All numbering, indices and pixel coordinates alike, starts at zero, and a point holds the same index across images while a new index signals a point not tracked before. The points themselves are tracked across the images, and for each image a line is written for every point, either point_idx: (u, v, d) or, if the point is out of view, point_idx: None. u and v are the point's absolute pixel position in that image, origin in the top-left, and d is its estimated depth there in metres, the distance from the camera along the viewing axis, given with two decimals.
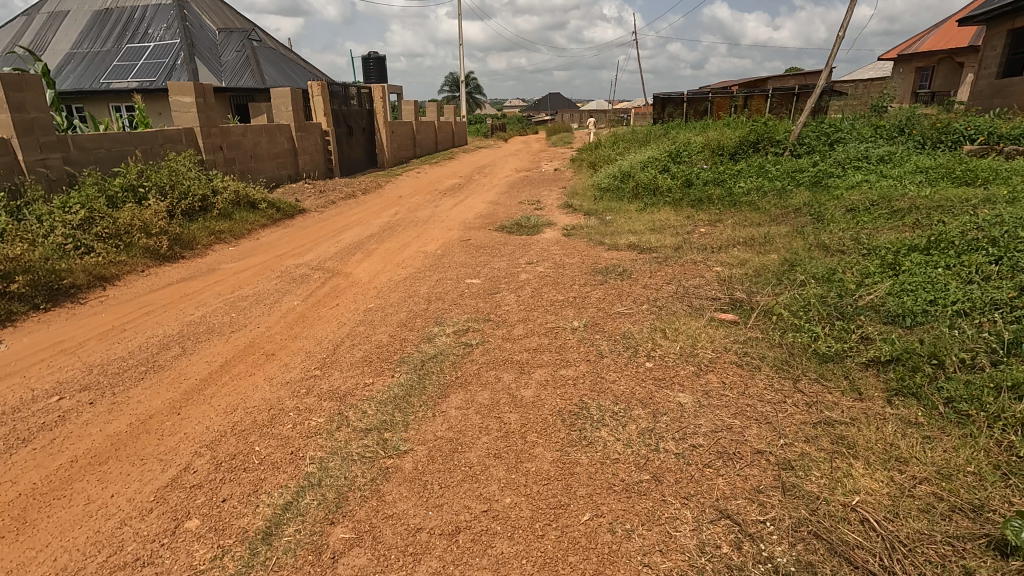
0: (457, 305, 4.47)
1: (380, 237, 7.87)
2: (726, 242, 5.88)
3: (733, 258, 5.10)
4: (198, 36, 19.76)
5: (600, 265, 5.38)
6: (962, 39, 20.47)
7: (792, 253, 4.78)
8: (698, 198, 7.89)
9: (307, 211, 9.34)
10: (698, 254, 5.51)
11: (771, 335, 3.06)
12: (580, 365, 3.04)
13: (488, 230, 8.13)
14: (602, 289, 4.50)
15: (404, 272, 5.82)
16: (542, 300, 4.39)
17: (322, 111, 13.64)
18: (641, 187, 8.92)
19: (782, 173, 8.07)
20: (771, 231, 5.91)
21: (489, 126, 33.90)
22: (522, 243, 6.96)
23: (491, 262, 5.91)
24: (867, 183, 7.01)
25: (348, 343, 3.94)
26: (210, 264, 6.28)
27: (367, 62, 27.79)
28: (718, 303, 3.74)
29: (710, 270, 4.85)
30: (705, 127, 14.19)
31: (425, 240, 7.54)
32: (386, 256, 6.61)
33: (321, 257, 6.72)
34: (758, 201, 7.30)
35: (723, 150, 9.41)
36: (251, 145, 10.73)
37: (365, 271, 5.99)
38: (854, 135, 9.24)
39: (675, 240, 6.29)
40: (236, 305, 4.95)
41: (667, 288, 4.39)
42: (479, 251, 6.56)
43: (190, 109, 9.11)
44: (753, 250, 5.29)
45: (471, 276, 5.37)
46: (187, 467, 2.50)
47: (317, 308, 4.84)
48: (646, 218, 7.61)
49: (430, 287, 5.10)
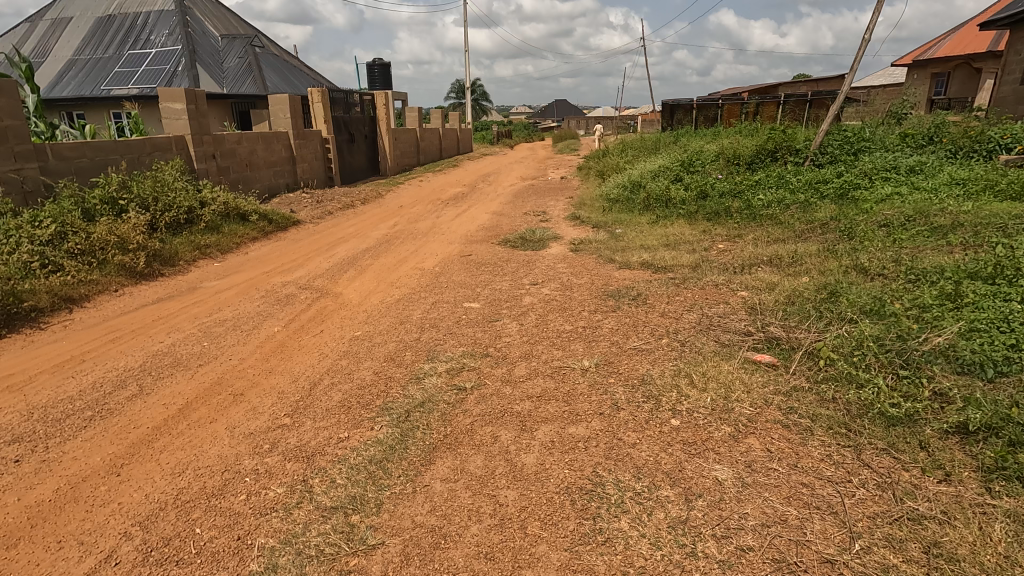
0: (453, 336, 4.00)
1: (376, 251, 7.44)
2: (749, 262, 5.40)
3: (760, 281, 4.61)
4: (200, 42, 19.52)
5: (611, 287, 4.91)
6: (980, 44, 19.89)
7: (827, 278, 4.29)
8: (715, 210, 7.41)
9: (302, 222, 8.93)
10: (719, 275, 5.03)
11: (821, 386, 2.57)
12: (591, 421, 2.56)
13: (491, 244, 7.68)
14: (615, 318, 4.03)
15: (398, 293, 5.37)
16: (548, 330, 3.93)
17: (322, 118, 13.26)
18: (652, 199, 8.45)
19: (804, 184, 7.58)
20: (798, 250, 5.42)
21: (495, 133, 33.56)
22: (527, 259, 6.51)
23: (493, 282, 5.45)
24: (898, 196, 6.51)
25: (327, 381, 3.48)
26: (190, 283, 5.85)
27: (371, 69, 27.58)
28: (749, 339, 3.25)
29: (734, 296, 4.36)
30: (716, 135, 13.71)
31: (423, 256, 7.10)
32: (380, 274, 6.17)
33: (311, 274, 6.28)
34: (779, 215, 6.81)
35: (739, 159, 8.93)
36: (246, 153, 10.35)
37: (357, 291, 5.55)
38: (878, 144, 8.74)
39: (693, 258, 5.81)
40: (211, 331, 4.51)
41: (688, 317, 3.91)
42: (480, 268, 6.10)
43: (181, 116, 8.74)
44: (781, 272, 4.81)
45: (470, 298, 4.92)
46: (110, 556, 2.05)
47: (300, 335, 4.40)
48: (659, 232, 7.13)
49: (424, 312, 4.65)
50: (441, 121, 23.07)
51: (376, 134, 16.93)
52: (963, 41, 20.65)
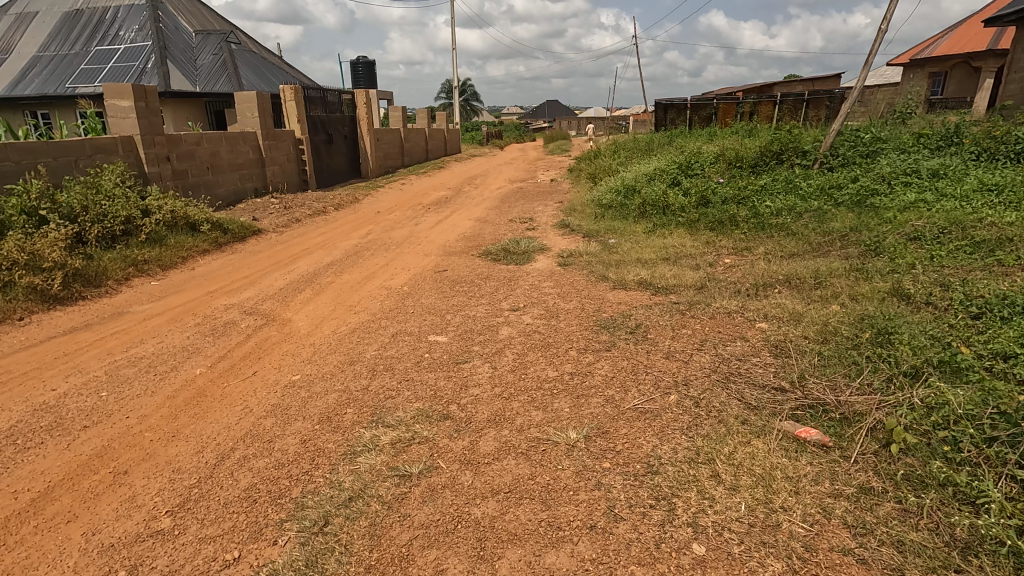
0: (410, 384, 3.23)
1: (342, 265, 6.65)
2: (762, 283, 4.68)
3: (781, 309, 3.89)
4: (172, 38, 18.55)
5: (604, 315, 4.17)
6: (980, 42, 19.41)
7: (864, 308, 3.58)
8: (718, 219, 6.69)
9: (265, 231, 8.12)
10: (731, 299, 4.29)
11: (902, 492, 1.83)
12: (578, 542, 1.81)
13: (470, 257, 6.91)
14: (610, 361, 3.27)
15: (357, 320, 4.61)
16: (526, 376, 3.17)
17: (295, 118, 12.41)
18: (648, 204, 7.70)
19: (816, 189, 6.89)
20: (821, 267, 4.71)
21: (485, 133, 32.82)
22: (509, 276, 5.75)
23: (467, 305, 4.69)
24: (924, 204, 5.83)
25: (240, 452, 2.69)
26: (117, 306, 5.06)
27: (356, 66, 26.79)
28: (785, 401, 2.51)
29: (753, 329, 3.61)
30: (713, 135, 12.99)
31: (394, 270, 6.32)
32: (341, 294, 5.40)
33: (261, 294, 5.49)
34: (792, 225, 6.10)
35: (741, 161, 8.23)
36: (206, 156, 9.52)
37: (309, 318, 4.77)
38: (893, 145, 8.06)
39: (698, 276, 5.08)
40: (120, 373, 3.72)
41: (701, 361, 3.16)
42: (454, 288, 5.35)
43: (128, 115, 7.92)
44: (805, 297, 4.08)
45: (438, 329, 4.14)
46: None
47: (225, 379, 3.61)
48: (657, 243, 6.41)
49: (381, 348, 3.88)
50: (427, 121, 22.23)
51: (357, 135, 16.11)
52: (963, 40, 20.13)
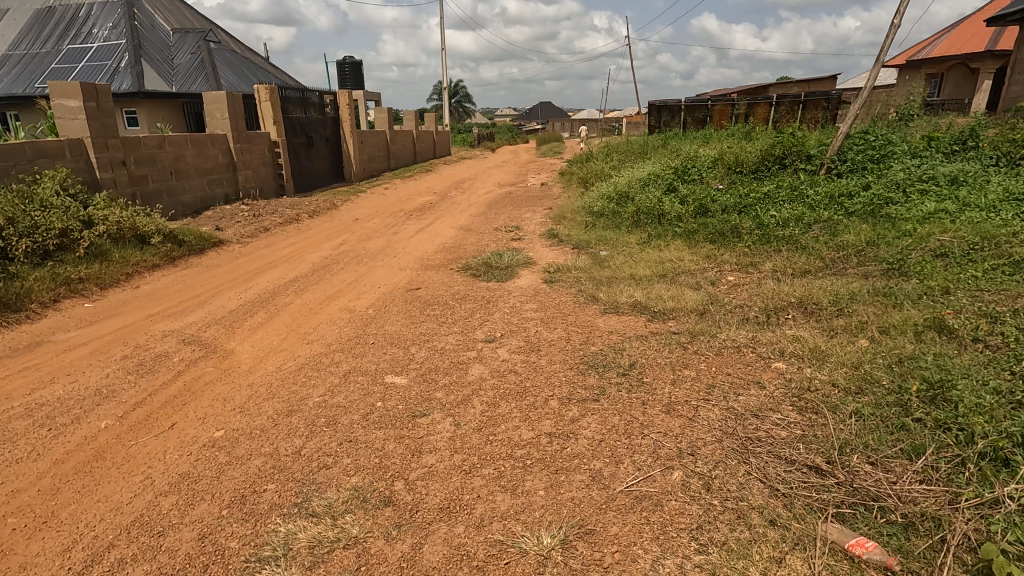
0: (354, 448, 2.62)
1: (306, 281, 6.04)
2: (773, 307, 4.12)
3: (799, 344, 3.32)
4: (147, 36, 17.82)
5: (593, 349, 3.59)
6: (977, 43, 19.02)
7: (901, 347, 3.02)
8: (719, 229, 6.12)
9: (228, 242, 7.49)
10: (739, 329, 3.72)
11: None
12: None
13: (448, 271, 6.32)
14: (598, 415, 2.68)
15: (309, 351, 4.00)
16: (496, 437, 2.57)
17: (271, 120, 11.76)
18: (642, 213, 7.15)
19: (824, 196, 6.35)
20: (840, 289, 4.15)
21: (477, 135, 32.24)
22: (488, 296, 5.16)
23: (436, 335, 4.10)
24: (946, 215, 5.30)
25: (117, 555, 2.08)
26: (36, 334, 4.43)
27: (343, 67, 26.18)
28: (823, 490, 1.94)
29: (768, 371, 3.04)
30: (709, 138, 12.46)
31: (363, 288, 5.71)
32: (298, 318, 4.80)
33: (208, 318, 4.87)
34: (800, 237, 5.54)
35: (741, 166, 7.71)
36: (168, 160, 8.87)
37: (256, 348, 4.16)
38: (904, 148, 7.53)
39: (699, 297, 4.51)
40: (10, 426, 3.10)
41: (711, 419, 2.58)
42: (425, 310, 4.75)
43: (78, 116, 7.29)
44: (825, 328, 3.52)
45: (400, 367, 3.54)
46: None
47: (133, 436, 2.99)
48: (652, 257, 5.85)
49: (328, 393, 3.27)
50: (414, 122, 21.61)
51: (339, 137, 15.47)
52: (959, 41, 19.73)
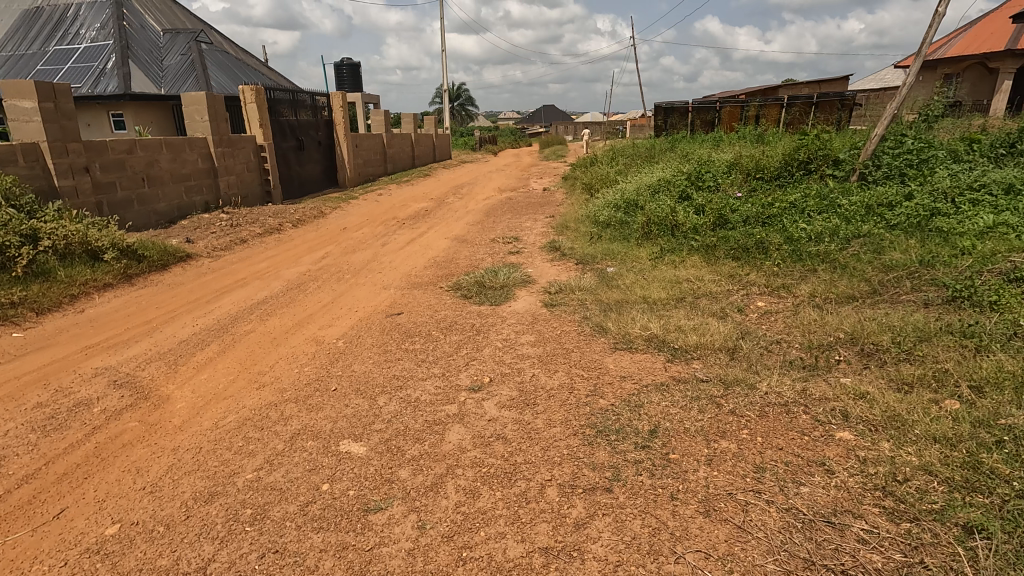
0: (278, 565, 1.93)
1: (276, 303, 5.37)
2: (820, 345, 3.42)
3: (867, 404, 2.61)
4: (136, 36, 17.19)
5: (602, 405, 2.88)
6: (996, 42, 18.20)
7: (1010, 416, 2.31)
8: (742, 244, 5.41)
9: (197, 256, 6.83)
10: (784, 378, 3.01)
11: None
12: None
13: (436, 291, 5.64)
14: (611, 519, 1.99)
15: (257, 399, 3.31)
16: (471, 554, 1.89)
17: (257, 123, 11.09)
18: (653, 223, 6.46)
19: (860, 206, 5.64)
20: (901, 322, 3.44)
21: (478, 138, 31.59)
22: (478, 324, 4.45)
23: (412, 379, 3.39)
24: (1011, 230, 4.58)
25: None
26: None
27: (341, 70, 25.63)
28: None
29: (831, 448, 2.33)
30: (721, 141, 11.76)
31: (337, 312, 5.01)
32: (255, 352, 4.12)
33: (152, 351, 4.20)
34: (837, 254, 4.83)
35: (762, 172, 7.02)
36: (140, 166, 8.23)
37: (197, 393, 3.47)
38: (945, 152, 6.79)
39: (727, 329, 3.79)
40: None
41: (771, 528, 1.89)
42: (403, 343, 4.06)
43: (33, 117, 6.65)
44: (895, 381, 2.81)
45: (361, 427, 2.83)
46: None
47: (3, 531, 2.30)
48: (667, 275, 5.15)
49: (265, 466, 2.57)
50: (412, 126, 20.94)
51: (333, 141, 14.81)
52: (977, 39, 18.89)
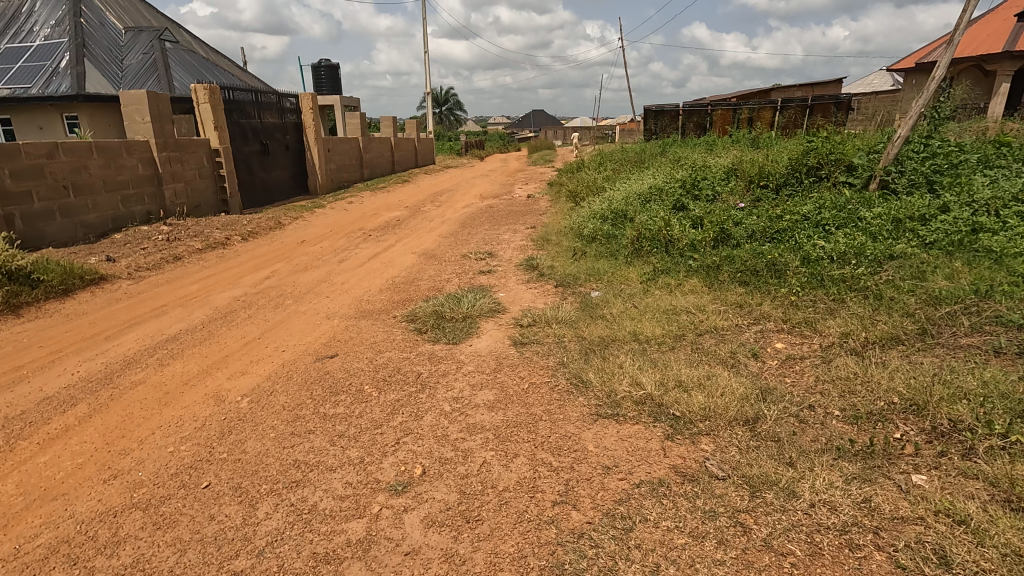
0: None
1: (190, 339, 4.43)
2: (874, 415, 2.53)
3: (973, 536, 1.73)
4: (93, 34, 16.13)
5: (574, 525, 1.97)
6: (993, 43, 17.54)
7: None
8: (750, 266, 4.53)
9: (115, 277, 5.87)
10: (835, 475, 2.12)
11: None
12: None
13: (387, 321, 4.72)
14: None
15: (96, 500, 2.36)
16: None
17: (211, 125, 10.09)
18: (644, 237, 5.59)
19: (888, 219, 4.79)
20: (981, 382, 2.55)
21: (464, 142, 30.66)
22: (426, 372, 3.54)
23: (320, 467, 2.47)
24: None
25: None
26: None
27: (319, 72, 24.63)
28: None
29: None
30: (714, 144, 10.96)
31: (259, 353, 4.07)
32: (133, 414, 3.18)
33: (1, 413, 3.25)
34: (869, 279, 3.96)
35: (768, 179, 6.17)
36: (64, 173, 7.24)
37: (24, 487, 2.52)
38: (975, 155, 5.98)
39: (743, 385, 2.90)
40: None
41: None
42: (325, 403, 3.14)
43: None
44: (998, 494, 1.94)
45: (215, 568, 1.90)
46: None
47: None
48: (662, 303, 4.27)
49: None
50: (392, 129, 20.00)
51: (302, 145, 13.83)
52: (973, 41, 18.27)
